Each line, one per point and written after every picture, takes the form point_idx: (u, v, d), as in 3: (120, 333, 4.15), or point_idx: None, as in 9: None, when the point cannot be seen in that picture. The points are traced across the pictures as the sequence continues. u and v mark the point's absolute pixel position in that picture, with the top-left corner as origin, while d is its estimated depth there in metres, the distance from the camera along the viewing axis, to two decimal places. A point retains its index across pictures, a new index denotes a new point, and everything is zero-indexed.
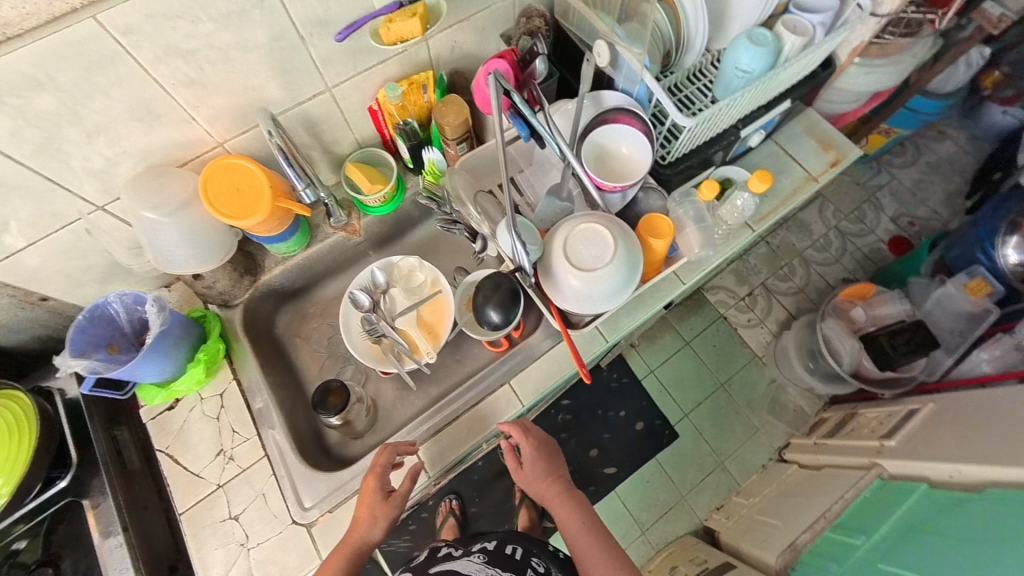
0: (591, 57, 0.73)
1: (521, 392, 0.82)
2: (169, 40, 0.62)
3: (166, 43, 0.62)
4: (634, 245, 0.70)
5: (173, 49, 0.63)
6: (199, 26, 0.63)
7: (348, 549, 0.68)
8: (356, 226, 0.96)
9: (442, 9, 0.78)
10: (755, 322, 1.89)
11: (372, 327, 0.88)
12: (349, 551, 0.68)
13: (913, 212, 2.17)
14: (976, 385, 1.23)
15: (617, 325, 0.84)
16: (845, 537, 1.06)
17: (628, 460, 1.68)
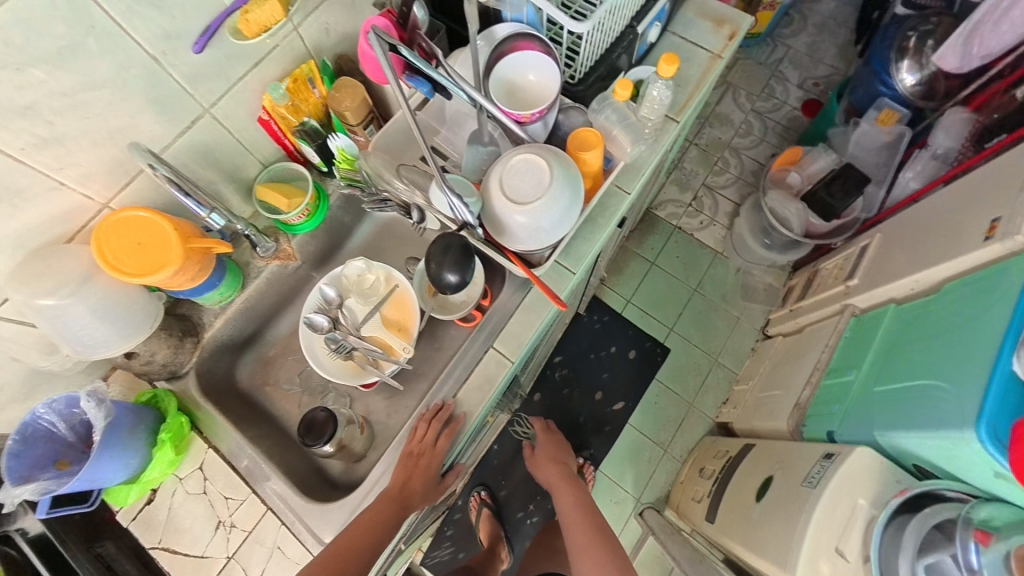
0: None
1: (508, 351, 0.80)
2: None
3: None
4: (569, 164, 0.68)
5: (7, 107, 0.54)
6: (22, 69, 0.53)
7: (386, 505, 0.70)
8: (289, 250, 0.89)
9: None
10: (708, 222, 1.95)
11: (339, 344, 0.85)
12: (387, 506, 0.70)
13: (814, 74, 2.28)
14: (909, 203, 1.32)
15: (579, 254, 0.85)
16: (840, 378, 1.14)
17: (634, 387, 1.74)
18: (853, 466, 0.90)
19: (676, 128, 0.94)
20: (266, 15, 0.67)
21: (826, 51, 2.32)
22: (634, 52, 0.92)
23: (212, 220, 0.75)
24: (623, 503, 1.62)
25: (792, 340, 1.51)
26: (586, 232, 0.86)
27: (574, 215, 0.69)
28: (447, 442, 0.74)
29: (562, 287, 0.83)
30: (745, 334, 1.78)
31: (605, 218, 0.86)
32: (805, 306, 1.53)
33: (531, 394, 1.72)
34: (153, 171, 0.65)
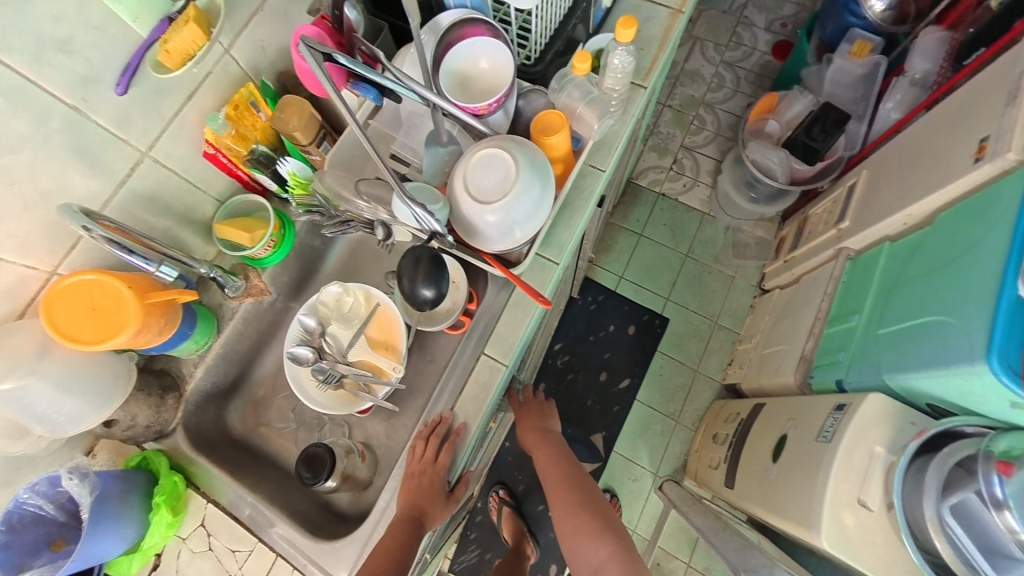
0: None
1: (500, 355, 0.77)
2: None
3: None
4: (536, 152, 0.64)
5: None
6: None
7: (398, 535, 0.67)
8: (260, 284, 0.83)
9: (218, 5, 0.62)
10: (691, 184, 1.91)
11: (328, 374, 0.81)
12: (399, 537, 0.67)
13: (781, 14, 2.20)
14: (893, 134, 1.28)
15: (560, 244, 0.81)
16: (843, 325, 1.12)
17: (639, 362, 1.72)
18: (865, 414, 0.88)
19: (645, 94, 0.89)
20: (187, 41, 0.59)
21: None
22: (590, 21, 0.86)
23: (161, 274, 0.67)
24: (642, 478, 1.63)
25: (790, 292, 1.48)
26: (563, 220, 0.82)
27: (547, 206, 0.66)
28: (449, 455, 0.71)
29: (546, 281, 0.80)
30: (743, 292, 1.76)
31: (581, 202, 0.82)
32: (799, 257, 1.50)
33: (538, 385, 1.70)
34: (89, 233, 0.60)
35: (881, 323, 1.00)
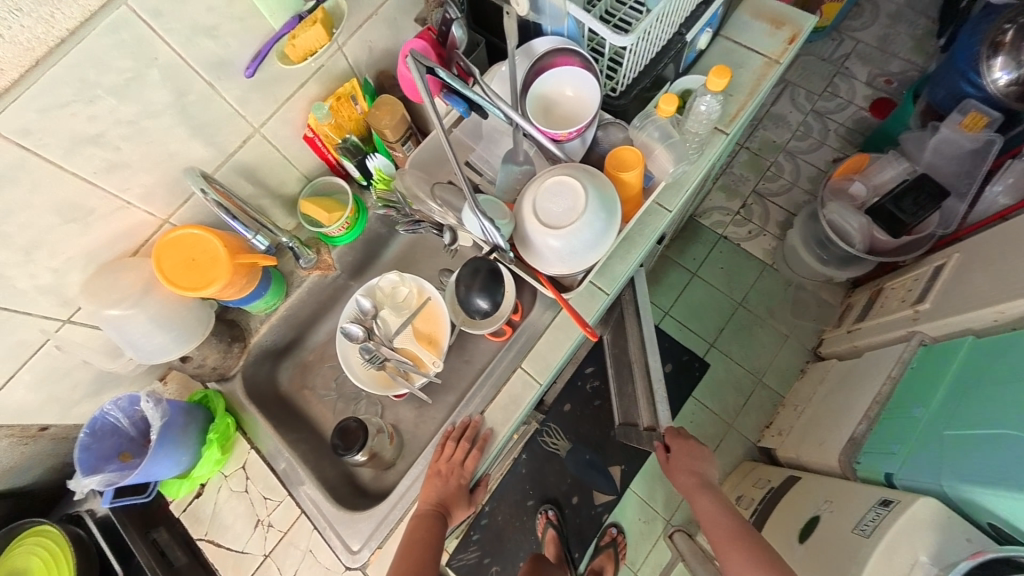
0: (511, 8, 0.68)
1: (535, 372, 0.80)
2: (73, 128, 0.57)
3: (71, 132, 0.57)
4: (605, 186, 0.66)
5: (80, 136, 0.58)
6: (94, 101, 0.56)
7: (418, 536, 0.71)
8: (328, 261, 0.92)
9: (342, 7, 0.71)
10: (757, 231, 1.84)
11: (372, 355, 0.88)
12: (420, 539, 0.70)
13: (887, 70, 2.08)
14: (997, 219, 1.18)
15: (613, 275, 0.82)
16: (904, 414, 1.04)
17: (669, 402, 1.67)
18: (913, 515, 0.82)
19: (725, 140, 0.89)
20: (311, 40, 0.67)
21: (901, 44, 2.11)
22: (681, 61, 0.87)
23: (255, 242, 0.76)
24: (652, 523, 1.57)
25: (848, 365, 1.38)
26: (620, 251, 0.83)
27: (608, 242, 0.67)
28: (474, 460, 0.73)
29: (593, 308, 0.82)
30: (793, 353, 1.67)
31: (641, 237, 0.84)
32: (865, 329, 1.40)
33: (562, 404, 1.70)
34: (203, 195, 0.68)
35: (947, 422, 0.92)
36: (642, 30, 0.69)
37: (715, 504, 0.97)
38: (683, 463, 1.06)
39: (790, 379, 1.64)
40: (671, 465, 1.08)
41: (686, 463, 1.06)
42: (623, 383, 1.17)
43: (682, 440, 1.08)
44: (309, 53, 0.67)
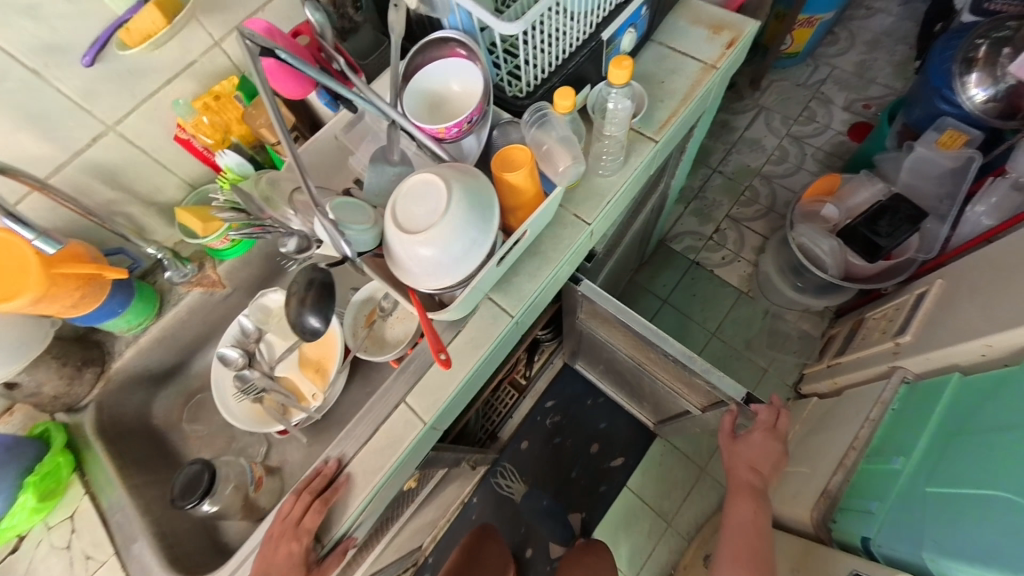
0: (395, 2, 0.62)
1: (421, 409, 0.67)
2: None
3: None
4: (484, 190, 0.56)
5: None
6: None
7: None
8: (215, 276, 0.83)
9: None
10: (731, 257, 1.73)
11: (248, 385, 0.76)
12: None
13: (866, 95, 2.02)
14: (981, 241, 1.05)
15: (521, 295, 0.72)
16: (884, 465, 0.88)
17: (637, 442, 1.51)
18: None
19: (654, 148, 0.81)
20: (148, 24, 0.60)
21: (880, 69, 2.07)
22: (603, 64, 0.80)
23: (41, 245, 0.60)
24: None
25: (829, 406, 1.22)
26: (531, 267, 0.73)
27: (480, 255, 0.56)
28: (315, 516, 0.61)
29: (495, 333, 0.70)
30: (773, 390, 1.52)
31: (556, 254, 0.74)
32: (845, 364, 1.26)
33: (519, 442, 1.54)
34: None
35: (932, 477, 0.77)
36: (531, 18, 0.60)
37: (752, 505, 0.94)
38: (747, 455, 0.95)
39: None
40: (732, 448, 0.99)
41: (751, 456, 0.95)
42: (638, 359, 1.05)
43: (769, 436, 0.92)
44: (148, 38, 0.61)
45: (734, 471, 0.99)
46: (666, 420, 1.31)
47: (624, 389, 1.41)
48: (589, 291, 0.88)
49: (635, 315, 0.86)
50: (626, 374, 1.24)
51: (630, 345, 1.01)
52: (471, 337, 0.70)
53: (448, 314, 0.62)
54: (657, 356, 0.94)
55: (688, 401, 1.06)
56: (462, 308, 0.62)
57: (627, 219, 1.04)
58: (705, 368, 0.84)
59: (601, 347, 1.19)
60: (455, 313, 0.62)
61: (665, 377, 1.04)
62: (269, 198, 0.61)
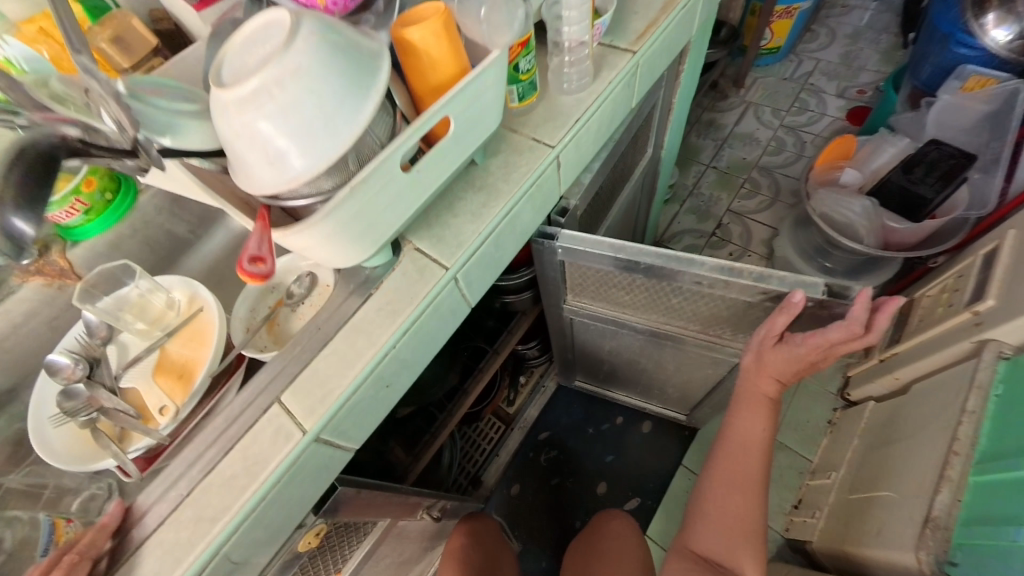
0: None
1: (305, 411, 0.43)
2: None
3: None
4: (363, 45, 0.36)
5: None
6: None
7: None
8: (63, 264, 0.64)
9: None
10: (740, 252, 1.52)
11: (77, 405, 0.53)
12: None
13: (857, 82, 1.92)
14: None
15: (457, 241, 0.50)
16: (1012, 474, 0.60)
17: (656, 476, 1.21)
18: None
19: (633, 62, 0.63)
20: None
21: (866, 58, 1.98)
22: None
23: None
24: None
25: (892, 409, 0.99)
26: (474, 204, 0.53)
27: (347, 138, 0.34)
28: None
29: (422, 294, 0.48)
30: (814, 401, 1.24)
31: (507, 186, 0.53)
32: (905, 354, 1.02)
33: (508, 486, 1.23)
34: None
35: None
36: None
37: (762, 428, 0.67)
38: (781, 369, 0.62)
39: (817, 438, 1.20)
40: (757, 356, 0.65)
41: (786, 369, 0.61)
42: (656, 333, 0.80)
43: (833, 345, 0.57)
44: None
45: (755, 384, 0.67)
46: (703, 401, 1.02)
47: (637, 388, 1.14)
48: (572, 240, 0.64)
49: (641, 248, 0.61)
50: (638, 361, 0.97)
51: (642, 300, 0.74)
52: (385, 301, 0.48)
53: (331, 253, 0.40)
54: (684, 293, 0.66)
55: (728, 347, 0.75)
56: (356, 244, 0.40)
57: (611, 181, 0.84)
58: (759, 275, 0.58)
59: (601, 337, 0.93)
60: (345, 254, 0.41)
61: (697, 332, 0.76)
62: (60, 97, 0.40)
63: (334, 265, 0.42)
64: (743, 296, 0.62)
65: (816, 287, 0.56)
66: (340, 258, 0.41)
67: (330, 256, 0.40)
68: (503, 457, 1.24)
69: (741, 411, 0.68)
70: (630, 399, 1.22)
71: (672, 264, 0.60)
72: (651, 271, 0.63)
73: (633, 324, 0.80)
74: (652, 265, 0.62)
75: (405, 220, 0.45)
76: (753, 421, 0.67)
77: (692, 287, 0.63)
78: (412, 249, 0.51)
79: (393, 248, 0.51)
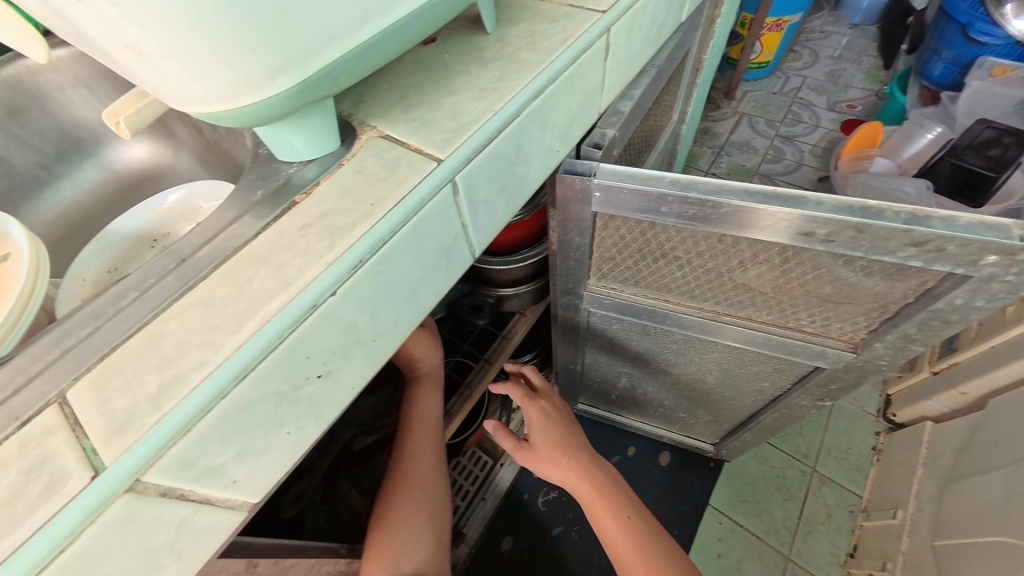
0: None
1: (116, 423, 0.19)
2: None
3: None
4: None
5: None
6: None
7: None
8: None
9: None
10: None
11: None
12: None
13: (846, 97, 1.90)
14: None
15: (461, 116, 0.30)
16: None
17: (678, 519, 0.97)
18: None
19: None
20: None
21: (851, 77, 1.98)
22: None
23: None
24: None
25: (966, 429, 0.81)
26: (485, 78, 0.32)
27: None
28: None
29: (392, 199, 0.26)
30: (853, 423, 1.05)
31: (536, 57, 0.34)
32: (968, 363, 0.86)
33: (497, 539, 0.96)
34: None
35: None
36: None
37: (626, 515, 0.54)
38: (565, 430, 0.59)
39: (864, 469, 0.99)
40: (537, 460, 0.59)
41: (569, 427, 0.59)
42: (709, 327, 0.60)
43: (527, 399, 0.60)
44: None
45: (572, 477, 0.57)
46: (745, 424, 0.81)
47: (661, 411, 0.92)
48: (617, 177, 0.44)
49: (720, 184, 0.41)
50: (672, 372, 0.76)
51: (701, 276, 0.53)
52: (320, 213, 0.25)
53: (169, 23, 0.18)
54: (775, 261, 0.46)
55: (815, 344, 0.54)
56: (230, 18, 0.19)
57: (640, 137, 0.66)
58: (909, 215, 0.37)
59: (627, 336, 0.72)
60: (207, 42, 0.19)
61: (772, 322, 0.55)
62: None
63: (188, 88, 0.21)
64: (794, 245, 0.43)
65: (1013, 237, 0.34)
66: (190, 58, 0.19)
67: (172, 34, 0.18)
68: (491, 502, 0.96)
69: (592, 507, 0.55)
70: (647, 424, 1.00)
71: (768, 204, 0.40)
72: (732, 219, 0.42)
73: (680, 314, 0.59)
74: (734, 216, 0.42)
75: (359, 45, 0.24)
76: (606, 509, 0.54)
77: (788, 245, 0.43)
78: (376, 136, 0.29)
79: (342, 134, 0.30)
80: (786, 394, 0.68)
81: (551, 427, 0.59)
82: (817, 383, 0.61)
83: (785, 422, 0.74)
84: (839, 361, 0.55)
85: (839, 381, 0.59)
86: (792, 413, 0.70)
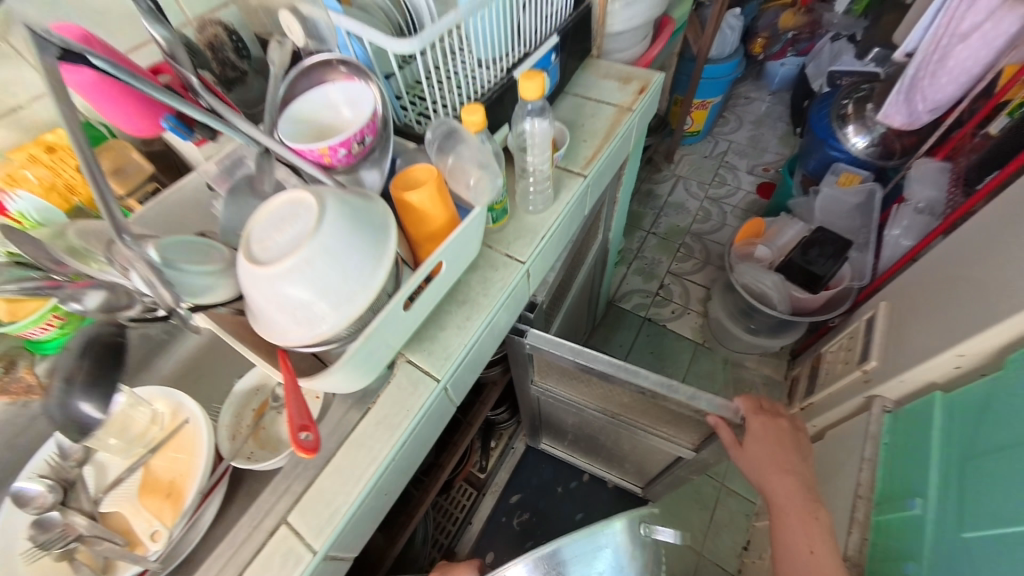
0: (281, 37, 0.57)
1: (312, 531, 0.47)
2: None
3: None
4: (352, 202, 0.42)
5: None
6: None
7: None
8: (31, 381, 0.60)
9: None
10: (680, 310, 1.72)
11: (60, 540, 0.52)
12: None
13: (763, 161, 2.27)
14: (907, 263, 1.09)
15: (447, 348, 0.58)
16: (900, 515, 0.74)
17: None
18: None
19: (585, 184, 0.76)
20: None
21: (768, 142, 2.36)
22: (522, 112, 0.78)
23: None
24: None
25: (815, 452, 1.12)
26: (459, 317, 0.60)
27: (363, 298, 0.41)
28: None
29: (416, 405, 0.54)
30: None
31: (486, 299, 0.62)
32: (818, 404, 1.18)
33: (483, 555, 1.22)
34: None
35: (965, 519, 0.64)
36: (430, 35, 0.54)
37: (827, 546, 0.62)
38: (763, 454, 0.67)
39: None
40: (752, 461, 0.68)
41: (766, 451, 0.67)
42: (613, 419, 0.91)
43: (760, 413, 0.69)
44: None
45: (776, 493, 0.66)
46: (657, 477, 1.11)
47: (596, 458, 1.23)
48: (538, 338, 0.75)
49: (595, 354, 0.72)
50: (599, 436, 1.06)
51: (601, 392, 0.83)
52: (381, 414, 0.53)
53: (348, 382, 0.45)
54: (636, 394, 0.77)
55: (674, 434, 0.86)
56: (366, 372, 0.46)
57: (568, 271, 0.95)
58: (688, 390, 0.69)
59: (563, 411, 1.02)
60: (358, 380, 0.46)
61: (648, 419, 0.86)
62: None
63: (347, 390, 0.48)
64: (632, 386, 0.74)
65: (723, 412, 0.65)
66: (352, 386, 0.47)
67: (348, 383, 0.46)
68: (475, 525, 1.24)
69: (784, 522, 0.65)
70: (593, 466, 1.29)
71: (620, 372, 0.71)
72: (606, 373, 0.73)
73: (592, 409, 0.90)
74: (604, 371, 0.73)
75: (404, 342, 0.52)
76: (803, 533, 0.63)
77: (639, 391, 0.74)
78: (405, 361, 0.57)
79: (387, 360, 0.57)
80: (675, 465, 0.98)
81: (768, 437, 0.68)
82: (686, 463, 0.92)
83: (675, 480, 1.04)
84: (691, 448, 0.86)
85: (699, 465, 0.90)
86: (680, 480, 1.01)
